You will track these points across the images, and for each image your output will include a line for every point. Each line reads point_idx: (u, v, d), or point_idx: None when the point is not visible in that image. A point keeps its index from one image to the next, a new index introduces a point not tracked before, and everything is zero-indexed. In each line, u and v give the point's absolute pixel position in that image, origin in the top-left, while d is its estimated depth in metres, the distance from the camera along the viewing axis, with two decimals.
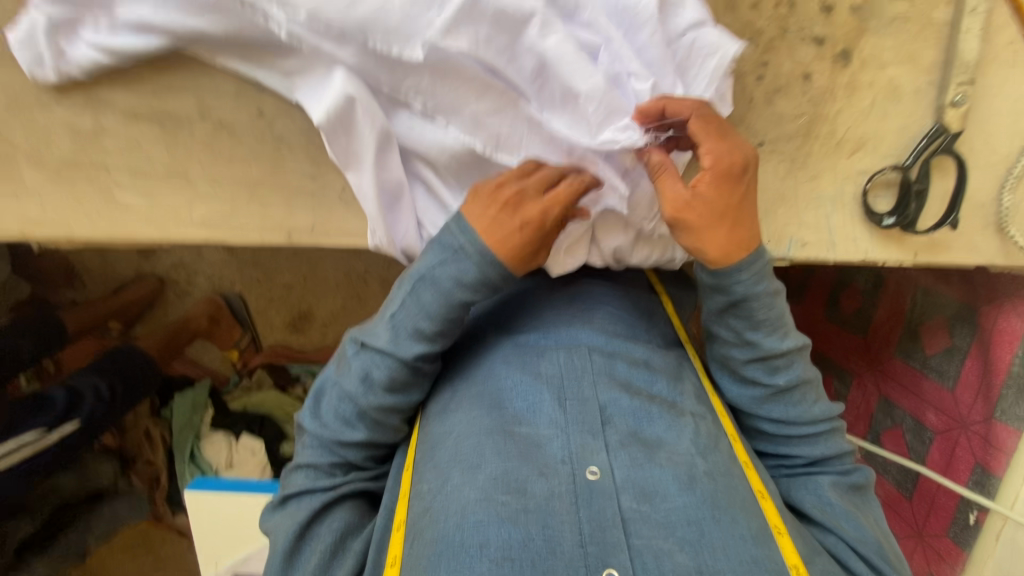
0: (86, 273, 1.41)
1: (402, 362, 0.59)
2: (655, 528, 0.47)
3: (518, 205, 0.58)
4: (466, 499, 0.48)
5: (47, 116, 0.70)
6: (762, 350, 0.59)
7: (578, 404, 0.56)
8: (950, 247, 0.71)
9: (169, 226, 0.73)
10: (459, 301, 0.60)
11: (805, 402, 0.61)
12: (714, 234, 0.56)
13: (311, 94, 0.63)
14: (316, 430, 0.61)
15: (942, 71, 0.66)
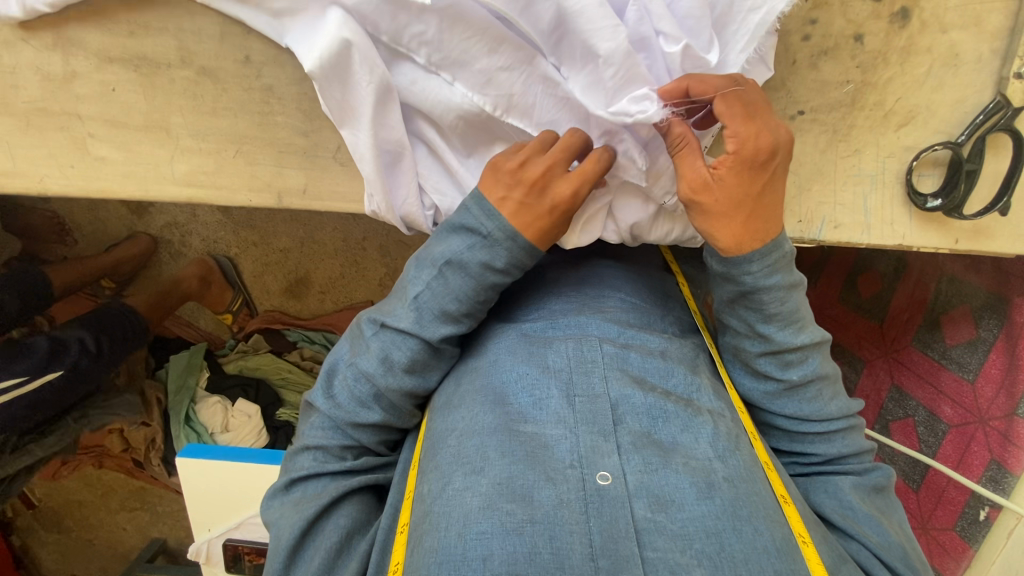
0: (77, 230, 1.35)
1: (426, 343, 0.55)
2: (671, 540, 0.43)
3: (547, 185, 0.53)
4: (469, 506, 0.44)
5: (12, 56, 0.63)
6: (773, 344, 0.54)
7: (587, 401, 0.51)
8: (995, 234, 0.66)
9: (149, 182, 0.67)
10: (491, 284, 0.55)
11: (821, 400, 0.56)
12: (726, 225, 0.50)
13: (303, 39, 0.56)
14: (329, 411, 0.58)
15: (1009, 37, 0.59)
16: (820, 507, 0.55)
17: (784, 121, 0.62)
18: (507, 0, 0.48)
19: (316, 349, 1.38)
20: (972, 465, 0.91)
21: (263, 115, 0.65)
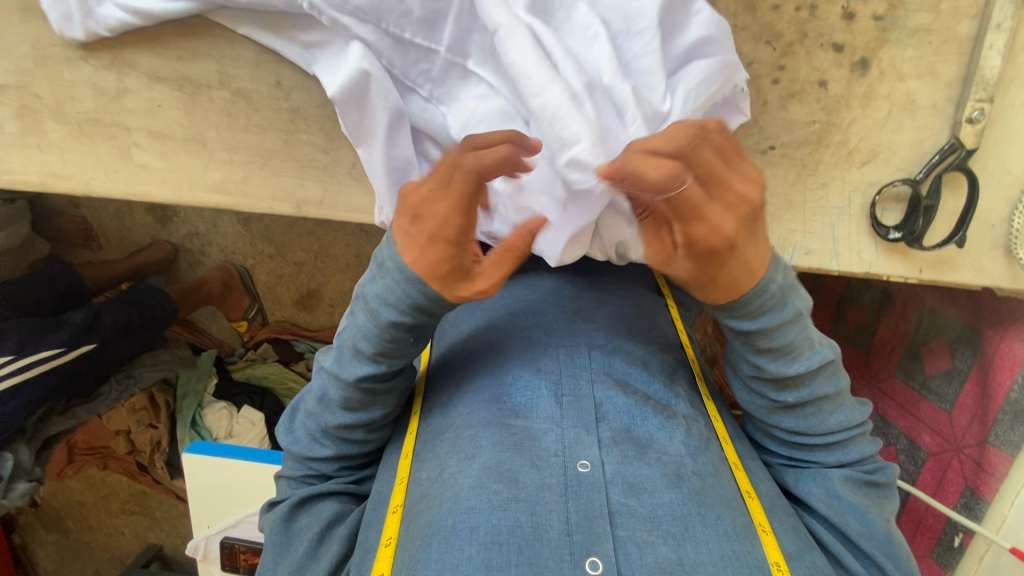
0: (103, 235, 1.44)
1: (349, 386, 0.56)
2: (640, 521, 0.48)
3: (422, 210, 0.46)
4: (461, 486, 0.49)
5: (73, 72, 0.72)
6: (767, 373, 0.54)
7: (573, 400, 0.57)
8: (955, 265, 0.71)
9: (183, 188, 0.75)
10: (388, 322, 0.52)
11: (820, 415, 0.55)
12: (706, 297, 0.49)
13: (328, 68, 0.64)
14: (291, 444, 0.64)
15: (962, 87, 0.65)
16: (808, 496, 0.57)
17: (757, 155, 0.68)
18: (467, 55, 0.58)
19: None
20: (948, 492, 0.94)
21: (289, 133, 0.73)
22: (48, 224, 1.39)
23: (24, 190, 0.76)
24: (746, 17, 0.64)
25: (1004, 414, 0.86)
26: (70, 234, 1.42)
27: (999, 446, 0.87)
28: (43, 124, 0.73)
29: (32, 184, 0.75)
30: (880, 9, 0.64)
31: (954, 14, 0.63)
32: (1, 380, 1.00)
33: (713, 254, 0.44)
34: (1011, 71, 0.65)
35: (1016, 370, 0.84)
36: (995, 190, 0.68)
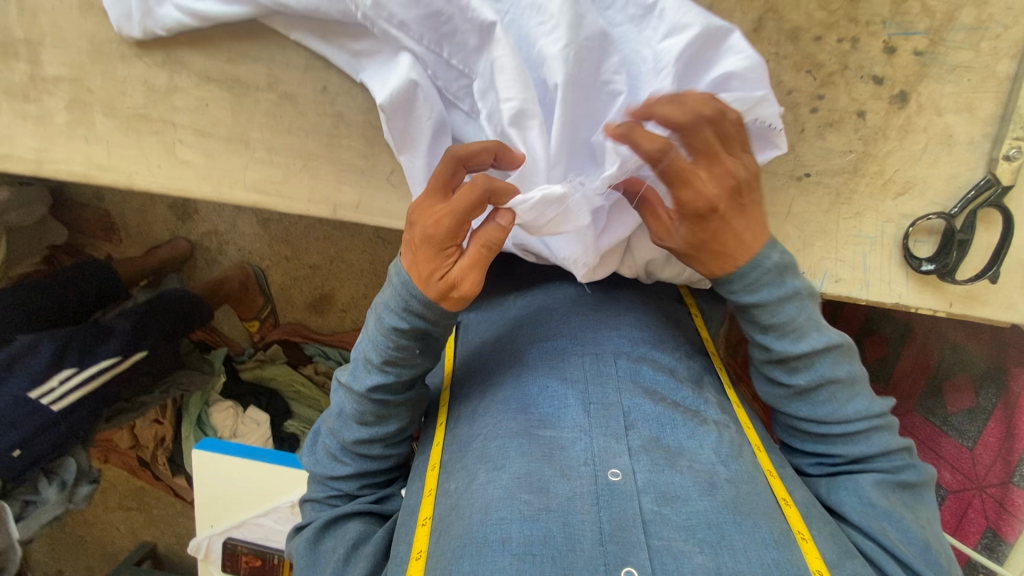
0: (124, 229, 1.46)
1: (361, 398, 0.58)
2: (675, 530, 0.47)
3: (414, 218, 0.53)
4: (490, 496, 0.49)
5: (126, 69, 0.74)
6: (774, 352, 0.57)
7: (601, 408, 0.56)
8: (986, 301, 0.71)
9: (223, 185, 0.76)
10: (391, 330, 0.55)
11: (837, 401, 0.56)
12: (700, 263, 0.57)
13: (375, 76, 0.66)
14: (312, 465, 0.65)
15: (999, 125, 0.65)
16: (842, 506, 0.55)
17: (792, 181, 0.69)
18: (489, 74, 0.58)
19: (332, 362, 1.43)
20: (968, 532, 0.93)
21: (331, 137, 0.74)
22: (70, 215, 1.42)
23: (68, 179, 0.77)
24: (788, 46, 0.65)
25: None
26: (93, 227, 1.44)
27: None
28: (93, 117, 0.75)
29: (76, 175, 0.76)
30: (922, 44, 0.64)
31: (994, 52, 0.64)
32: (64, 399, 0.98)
33: (701, 216, 0.53)
34: None
35: None
36: None
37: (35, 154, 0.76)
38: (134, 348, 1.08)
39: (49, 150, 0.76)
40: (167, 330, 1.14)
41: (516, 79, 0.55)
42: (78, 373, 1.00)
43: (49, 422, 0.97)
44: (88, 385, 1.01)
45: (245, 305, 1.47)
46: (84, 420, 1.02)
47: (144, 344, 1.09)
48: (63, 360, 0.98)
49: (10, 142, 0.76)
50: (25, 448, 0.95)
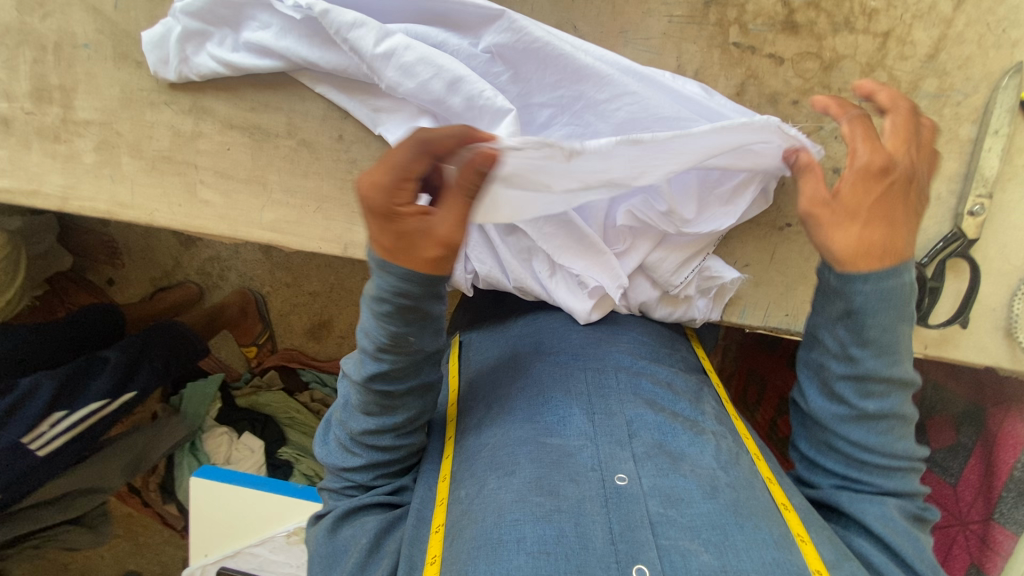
0: (127, 254, 1.50)
1: (359, 386, 0.59)
2: (681, 530, 0.50)
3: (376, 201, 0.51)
4: (503, 500, 0.53)
5: (155, 115, 0.79)
6: (858, 369, 0.57)
7: (605, 418, 0.60)
8: (958, 344, 0.75)
9: (239, 224, 0.80)
10: (390, 321, 0.55)
11: (891, 435, 0.58)
12: (841, 235, 0.56)
13: (395, 131, 0.72)
14: (325, 457, 0.67)
15: (964, 182, 0.71)
16: (861, 516, 0.57)
17: None
18: (573, 70, 0.65)
19: (326, 389, 1.45)
20: (954, 568, 0.95)
21: (345, 182, 0.79)
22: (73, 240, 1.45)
23: (91, 216, 0.81)
24: (768, 108, 0.70)
25: (1008, 492, 0.89)
26: (97, 252, 1.48)
27: (1003, 523, 0.89)
28: (119, 158, 0.80)
29: (100, 212, 0.81)
30: None
31: (956, 117, 0.70)
32: (49, 442, 0.99)
33: (876, 172, 0.55)
34: (1009, 170, 0.71)
35: (1019, 449, 0.88)
36: (995, 277, 0.73)
37: (61, 191, 0.81)
38: (123, 389, 1.09)
39: (75, 188, 0.81)
40: (158, 368, 1.16)
41: (603, 87, 0.65)
42: (68, 416, 1.01)
43: (31, 465, 0.98)
44: (74, 429, 1.02)
45: (241, 332, 1.49)
46: (63, 460, 1.04)
47: (133, 385, 1.11)
48: (56, 405, 0.99)
49: (39, 179, 0.81)
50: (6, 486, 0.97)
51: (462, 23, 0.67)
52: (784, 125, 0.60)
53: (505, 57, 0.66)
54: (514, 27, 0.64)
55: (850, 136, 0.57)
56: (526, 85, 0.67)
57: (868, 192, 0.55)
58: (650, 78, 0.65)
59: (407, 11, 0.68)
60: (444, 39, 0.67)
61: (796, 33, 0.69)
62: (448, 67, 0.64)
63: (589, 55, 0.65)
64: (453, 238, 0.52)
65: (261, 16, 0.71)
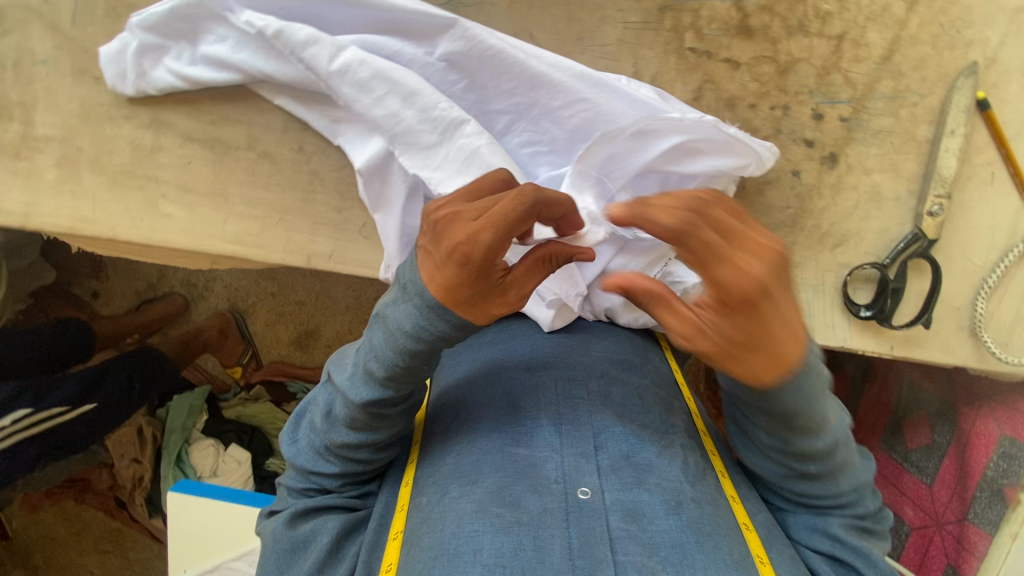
0: (112, 268, 1.49)
1: (354, 408, 0.57)
2: (640, 546, 0.50)
3: (446, 231, 0.49)
4: (464, 509, 0.53)
5: (115, 129, 0.78)
6: (792, 445, 0.54)
7: (574, 429, 0.59)
8: (925, 345, 0.75)
9: (203, 237, 0.79)
10: (403, 348, 0.53)
11: (838, 484, 0.56)
12: (748, 366, 0.47)
13: (352, 143, 0.72)
14: (291, 455, 0.63)
15: (923, 182, 0.71)
16: (805, 538, 0.58)
17: None
18: (527, 77, 0.65)
19: None
20: (931, 570, 0.94)
21: (307, 193, 0.78)
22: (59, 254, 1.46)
23: (53, 232, 0.81)
24: (726, 113, 0.70)
25: (981, 492, 0.89)
26: (80, 266, 1.47)
27: (978, 523, 0.88)
28: (80, 173, 0.80)
29: (61, 227, 0.80)
30: (846, 112, 0.70)
31: (913, 118, 0.70)
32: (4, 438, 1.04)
33: (748, 305, 0.43)
34: (967, 170, 0.71)
35: (991, 449, 0.88)
36: (958, 277, 0.73)
37: (22, 208, 0.80)
38: (85, 399, 1.14)
39: (36, 204, 0.80)
40: (122, 385, 1.21)
41: (557, 94, 0.65)
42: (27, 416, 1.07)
43: None
44: (31, 429, 1.07)
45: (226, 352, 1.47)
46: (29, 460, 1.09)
47: (95, 397, 1.16)
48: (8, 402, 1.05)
49: None
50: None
51: (417, 31, 0.67)
52: (722, 122, 0.62)
53: (461, 66, 0.66)
54: (468, 36, 0.64)
55: (705, 255, 0.42)
56: (481, 95, 0.67)
57: (750, 328, 0.44)
58: (604, 83, 0.65)
59: (364, 21, 0.67)
60: (398, 48, 0.67)
61: (750, 37, 0.69)
62: (403, 78, 0.65)
63: (544, 62, 0.65)
64: (521, 300, 0.52)
65: (217, 30, 0.71)
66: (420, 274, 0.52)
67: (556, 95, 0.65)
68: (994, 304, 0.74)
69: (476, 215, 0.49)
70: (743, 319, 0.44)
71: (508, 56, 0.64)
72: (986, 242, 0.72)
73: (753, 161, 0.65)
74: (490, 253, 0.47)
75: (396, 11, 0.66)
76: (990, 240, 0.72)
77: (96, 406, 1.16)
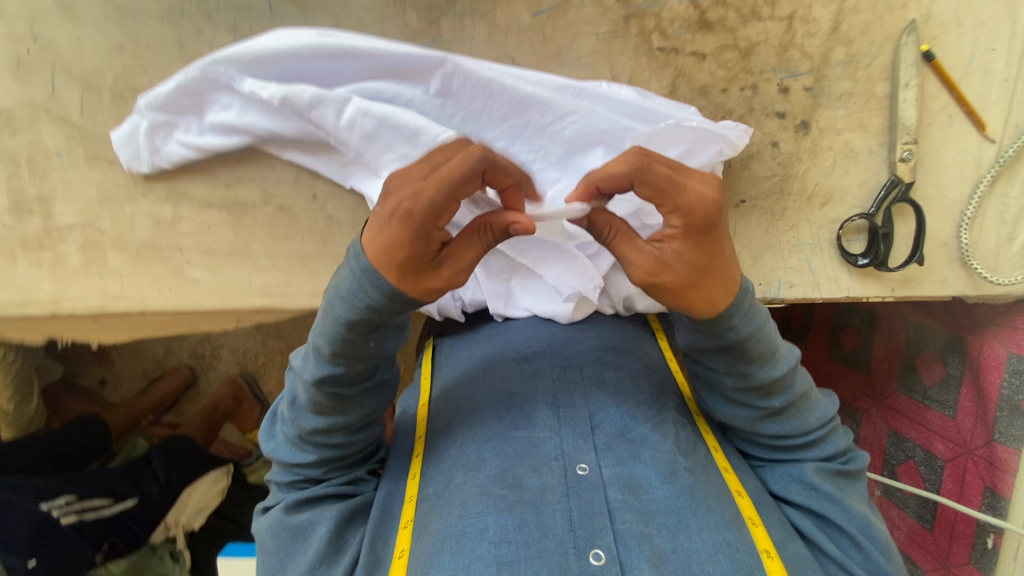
0: (116, 352, 1.52)
1: (312, 389, 0.61)
2: (637, 514, 0.57)
3: (394, 190, 0.54)
4: (467, 493, 0.59)
5: (133, 208, 0.82)
6: (749, 381, 0.62)
7: (569, 411, 0.66)
8: (921, 282, 0.81)
9: (231, 295, 0.84)
10: (344, 321, 0.57)
11: (802, 416, 0.64)
12: (699, 294, 0.57)
13: (366, 186, 0.77)
14: (271, 450, 0.68)
15: (890, 134, 0.77)
16: (786, 492, 0.64)
17: (731, 208, 0.80)
18: (520, 100, 0.71)
19: None
20: (971, 496, 0.98)
21: (326, 238, 0.83)
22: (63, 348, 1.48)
23: (84, 314, 0.84)
24: (701, 100, 0.76)
25: (1001, 410, 0.93)
26: (85, 355, 1.50)
27: (1005, 442, 0.93)
28: (104, 255, 0.83)
29: (93, 308, 0.83)
30: (809, 82, 0.76)
31: (869, 77, 0.76)
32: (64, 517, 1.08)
33: (705, 224, 0.54)
34: (927, 116, 0.77)
35: (1003, 369, 0.92)
36: (939, 213, 0.79)
37: (52, 296, 0.83)
38: (127, 494, 1.20)
39: (65, 290, 0.84)
40: (160, 479, 1.26)
41: (548, 110, 0.71)
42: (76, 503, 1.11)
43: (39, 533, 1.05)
44: (82, 512, 1.11)
45: (245, 416, 1.49)
46: (88, 550, 1.11)
47: (137, 491, 1.22)
48: (61, 488, 1.11)
49: (28, 289, 0.83)
50: (41, 559, 1.05)
51: (411, 72, 0.72)
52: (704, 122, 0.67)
53: (455, 99, 0.72)
54: (459, 70, 0.70)
55: (666, 187, 0.53)
56: (476, 124, 0.73)
57: (709, 251, 0.55)
58: (588, 92, 0.71)
59: (360, 70, 0.73)
60: (397, 91, 0.72)
61: (711, 30, 0.75)
62: (408, 119, 0.70)
63: (530, 83, 0.71)
64: (456, 275, 0.56)
65: (220, 99, 0.76)
66: (361, 243, 0.57)
67: (547, 111, 0.71)
68: (976, 233, 0.80)
69: (424, 176, 0.54)
70: (704, 239, 0.55)
71: (499, 84, 0.70)
72: (957, 178, 0.78)
73: (724, 145, 0.69)
74: (434, 211, 0.51)
75: (389, 57, 0.71)
76: (959, 175, 0.78)
77: (136, 500, 1.21)
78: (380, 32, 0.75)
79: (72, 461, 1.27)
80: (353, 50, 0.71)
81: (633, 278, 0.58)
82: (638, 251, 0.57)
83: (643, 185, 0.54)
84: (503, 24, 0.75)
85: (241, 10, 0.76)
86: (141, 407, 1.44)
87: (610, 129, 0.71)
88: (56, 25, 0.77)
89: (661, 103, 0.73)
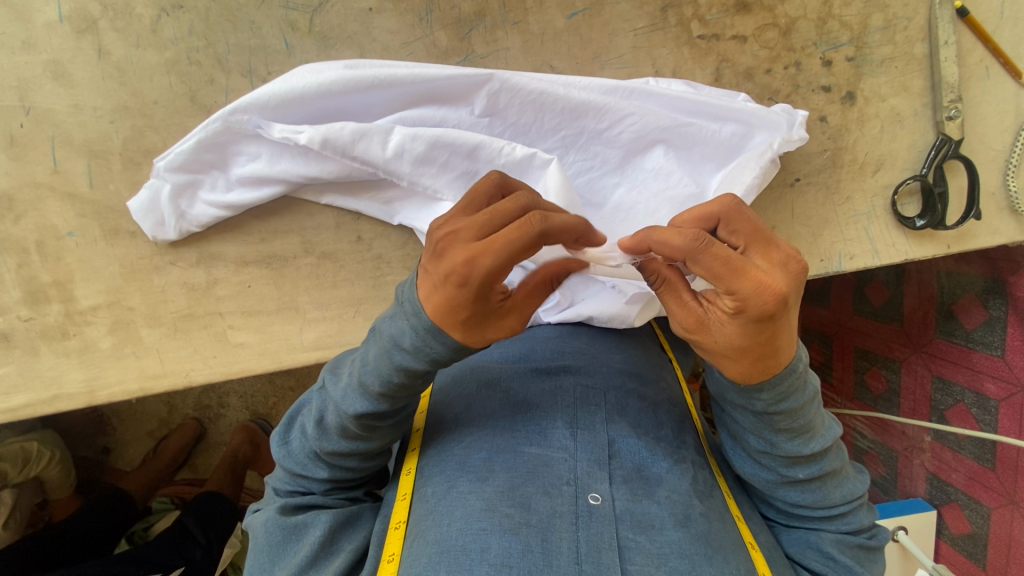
0: (116, 418, 1.38)
1: (346, 419, 0.56)
2: (649, 557, 0.52)
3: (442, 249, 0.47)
4: (472, 507, 0.54)
5: (163, 278, 0.76)
6: (780, 451, 0.58)
7: (589, 434, 0.61)
8: (976, 235, 0.81)
9: (282, 354, 0.78)
10: (401, 366, 0.52)
11: (824, 489, 0.60)
12: (733, 364, 0.52)
13: (416, 218, 0.73)
14: (281, 456, 0.62)
15: (933, 93, 0.77)
16: (801, 557, 0.61)
17: (787, 188, 0.79)
18: (573, 111, 0.67)
19: None
20: None
21: (376, 278, 0.78)
22: (61, 424, 1.36)
23: (124, 399, 0.77)
24: (746, 84, 0.75)
25: None
26: (86, 428, 1.37)
27: None
28: (138, 332, 0.76)
29: (133, 391, 0.77)
30: (851, 52, 0.76)
31: (907, 40, 0.76)
32: None
33: (766, 315, 0.47)
34: (966, 71, 0.77)
35: None
36: (985, 164, 0.79)
37: (85, 385, 0.77)
38: (170, 565, 1.08)
39: (99, 377, 0.77)
40: (202, 541, 1.16)
41: (603, 116, 0.68)
42: None
43: None
44: None
45: (264, 462, 1.38)
46: None
47: (179, 560, 1.11)
48: None
49: (57, 382, 0.76)
50: None
51: (452, 95, 0.68)
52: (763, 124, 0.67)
53: (502, 116, 0.68)
54: (506, 86, 0.67)
55: (722, 271, 0.46)
56: (527, 139, 0.69)
57: (760, 333, 0.48)
58: (638, 92, 0.69)
59: (398, 98, 0.68)
60: (441, 116, 0.68)
61: (749, 11, 0.74)
62: (462, 142, 0.67)
63: (580, 89, 0.68)
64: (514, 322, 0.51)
65: (246, 149, 0.70)
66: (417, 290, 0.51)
67: (602, 116, 0.68)
68: None
69: (478, 232, 0.47)
70: (759, 325, 0.48)
71: (548, 94, 0.67)
72: (1000, 128, 0.78)
73: (788, 130, 0.70)
74: (491, 277, 0.45)
75: (429, 81, 0.66)
76: (1001, 124, 0.78)
77: (183, 568, 1.09)
78: (409, 56, 0.71)
79: (101, 541, 1.17)
80: (390, 79, 0.66)
81: (675, 328, 0.54)
82: (684, 306, 0.52)
83: (698, 258, 0.47)
84: (537, 31, 0.72)
85: (254, 51, 0.70)
86: (156, 472, 1.32)
87: (668, 127, 0.68)
88: (50, 93, 0.70)
89: (711, 92, 0.71)
